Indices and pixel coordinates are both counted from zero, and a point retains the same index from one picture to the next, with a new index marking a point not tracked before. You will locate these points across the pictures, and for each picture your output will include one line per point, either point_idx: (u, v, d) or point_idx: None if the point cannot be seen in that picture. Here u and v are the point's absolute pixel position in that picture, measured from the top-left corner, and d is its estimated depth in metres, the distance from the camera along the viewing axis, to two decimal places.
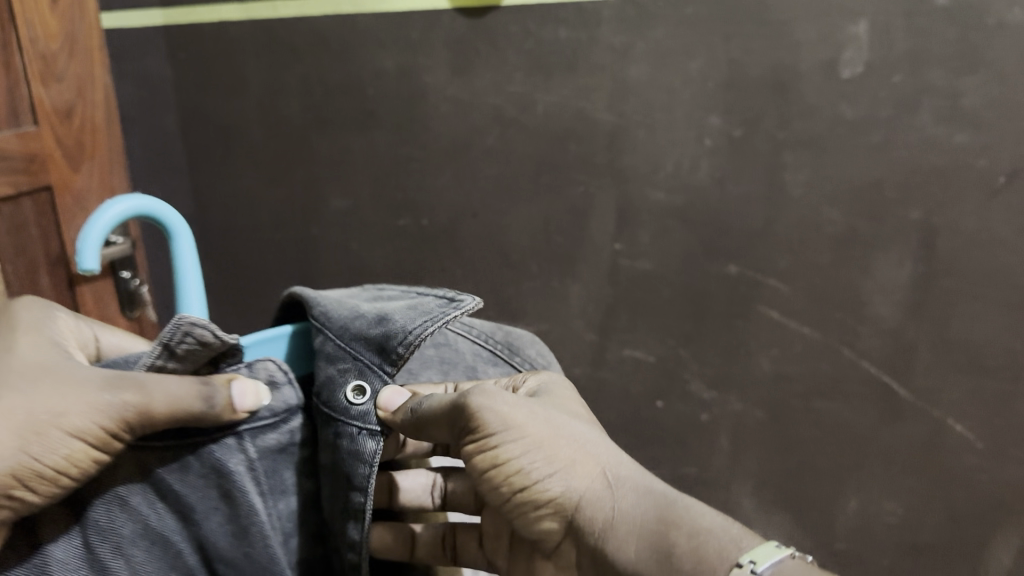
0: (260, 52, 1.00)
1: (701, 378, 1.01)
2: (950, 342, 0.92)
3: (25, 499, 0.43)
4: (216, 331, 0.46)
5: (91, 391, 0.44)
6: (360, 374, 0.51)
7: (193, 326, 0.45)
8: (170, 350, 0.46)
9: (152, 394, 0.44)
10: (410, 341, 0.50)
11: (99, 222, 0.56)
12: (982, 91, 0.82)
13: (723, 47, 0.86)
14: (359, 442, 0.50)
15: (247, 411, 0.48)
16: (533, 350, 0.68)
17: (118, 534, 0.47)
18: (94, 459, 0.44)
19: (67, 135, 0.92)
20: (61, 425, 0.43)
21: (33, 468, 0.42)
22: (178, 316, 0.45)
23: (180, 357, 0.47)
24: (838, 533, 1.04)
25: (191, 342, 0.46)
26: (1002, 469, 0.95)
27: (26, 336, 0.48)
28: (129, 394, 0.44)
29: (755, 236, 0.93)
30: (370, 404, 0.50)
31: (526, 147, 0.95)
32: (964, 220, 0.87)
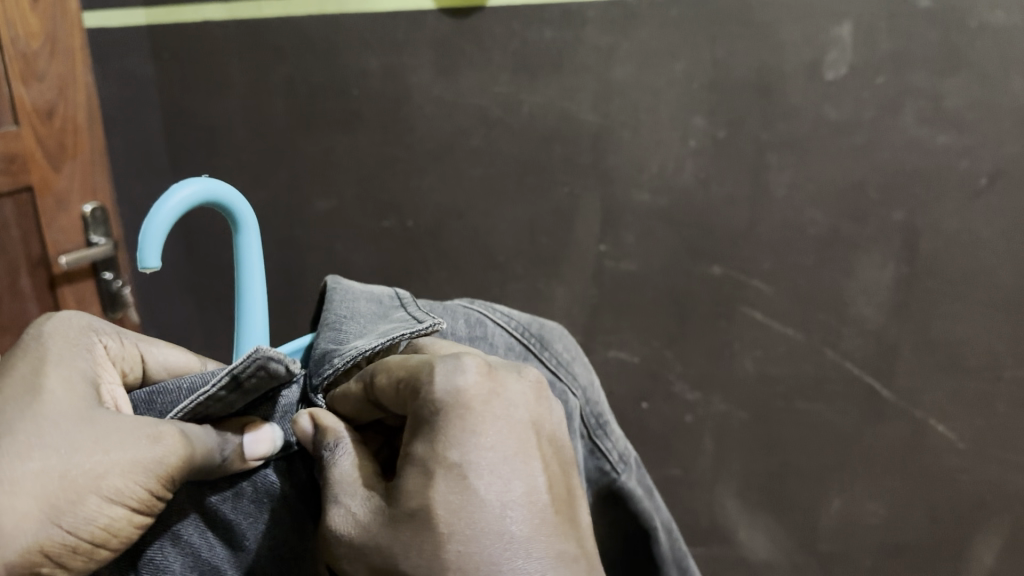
0: (243, 52, 1.00)
1: (686, 378, 1.02)
2: (932, 343, 0.92)
3: (53, 575, 0.35)
4: (281, 363, 0.40)
5: (132, 446, 0.37)
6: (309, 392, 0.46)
7: (269, 360, 0.39)
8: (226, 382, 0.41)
9: (194, 446, 0.39)
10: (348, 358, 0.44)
11: (159, 216, 0.46)
12: (964, 92, 0.81)
13: (708, 48, 0.86)
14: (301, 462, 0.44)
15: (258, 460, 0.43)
16: (561, 344, 0.60)
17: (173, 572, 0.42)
18: (134, 524, 0.37)
19: (48, 136, 0.91)
20: (104, 489, 0.35)
21: (67, 542, 0.35)
22: (254, 350, 0.39)
23: (245, 389, 0.41)
24: (821, 533, 1.04)
25: (261, 375, 0.40)
26: (984, 469, 0.95)
27: (49, 372, 0.38)
28: (174, 444, 0.38)
29: (738, 236, 0.93)
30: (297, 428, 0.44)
31: (511, 147, 0.95)
32: (946, 220, 0.86)
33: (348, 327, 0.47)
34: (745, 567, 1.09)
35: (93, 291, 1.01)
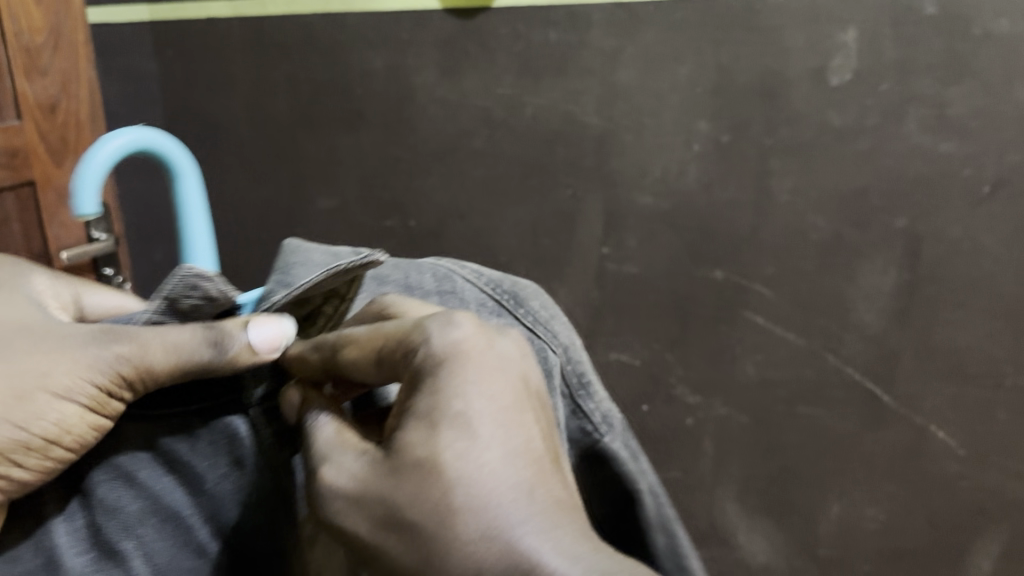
0: (246, 50, 1.00)
1: (686, 382, 1.02)
2: (933, 350, 0.92)
3: (11, 478, 0.36)
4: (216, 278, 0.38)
5: (76, 349, 0.38)
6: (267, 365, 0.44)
7: (198, 278, 0.38)
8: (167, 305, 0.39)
9: (149, 346, 0.37)
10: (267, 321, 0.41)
11: None
12: (967, 100, 0.81)
13: (712, 53, 0.86)
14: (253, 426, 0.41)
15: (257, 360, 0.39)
16: (537, 302, 0.52)
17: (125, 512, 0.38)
18: (95, 426, 0.37)
19: (50, 130, 0.91)
20: (47, 386, 0.37)
21: (18, 438, 0.36)
22: (180, 265, 0.38)
23: (184, 315, 0.40)
24: (820, 538, 1.04)
25: (196, 296, 0.39)
26: (985, 475, 0.95)
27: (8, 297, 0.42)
28: (124, 347, 0.37)
29: (741, 241, 0.93)
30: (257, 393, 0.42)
31: (514, 148, 0.95)
32: (947, 228, 0.87)
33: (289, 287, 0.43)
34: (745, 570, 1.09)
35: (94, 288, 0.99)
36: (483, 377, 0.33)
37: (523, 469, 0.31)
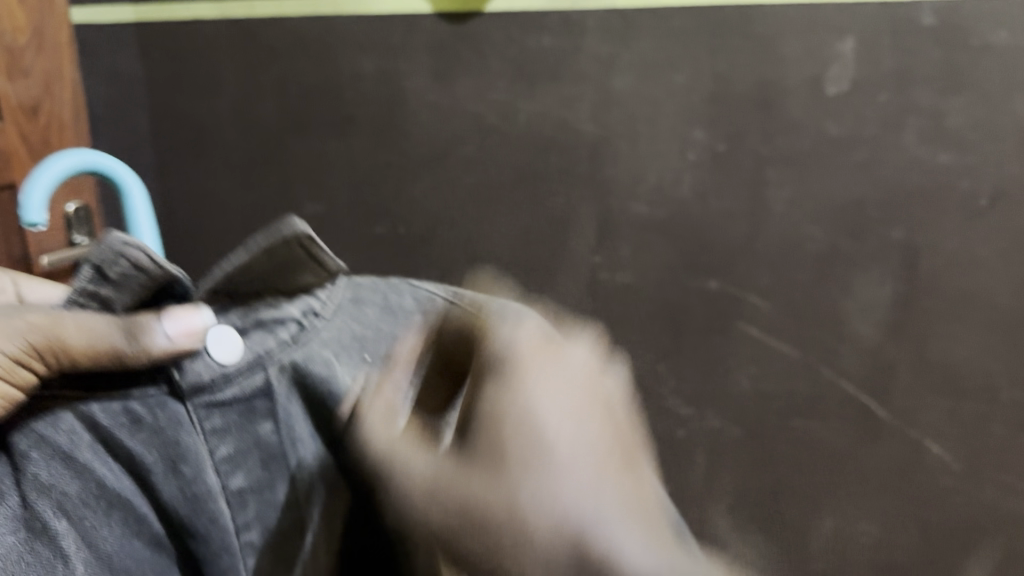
0: (237, 51, 0.97)
1: (679, 394, 0.99)
2: (930, 363, 0.91)
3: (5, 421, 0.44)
4: (164, 266, 0.45)
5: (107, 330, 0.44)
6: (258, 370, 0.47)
7: (127, 247, 0.43)
8: (105, 276, 0.45)
9: (80, 331, 0.44)
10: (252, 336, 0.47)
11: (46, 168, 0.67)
12: (967, 112, 0.82)
13: (708, 61, 0.85)
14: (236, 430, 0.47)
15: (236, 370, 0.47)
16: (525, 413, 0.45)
17: (62, 493, 0.43)
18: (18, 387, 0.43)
19: (33, 132, 0.89)
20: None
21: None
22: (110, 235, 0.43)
23: (119, 285, 0.46)
24: (811, 555, 1.01)
25: (125, 266, 0.44)
26: (979, 491, 0.94)
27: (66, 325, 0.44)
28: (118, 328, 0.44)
29: (736, 251, 0.91)
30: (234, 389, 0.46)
31: (507, 156, 0.93)
32: (946, 241, 0.86)
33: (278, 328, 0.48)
34: None
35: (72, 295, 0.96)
36: (540, 405, 0.38)
37: (586, 454, 0.36)
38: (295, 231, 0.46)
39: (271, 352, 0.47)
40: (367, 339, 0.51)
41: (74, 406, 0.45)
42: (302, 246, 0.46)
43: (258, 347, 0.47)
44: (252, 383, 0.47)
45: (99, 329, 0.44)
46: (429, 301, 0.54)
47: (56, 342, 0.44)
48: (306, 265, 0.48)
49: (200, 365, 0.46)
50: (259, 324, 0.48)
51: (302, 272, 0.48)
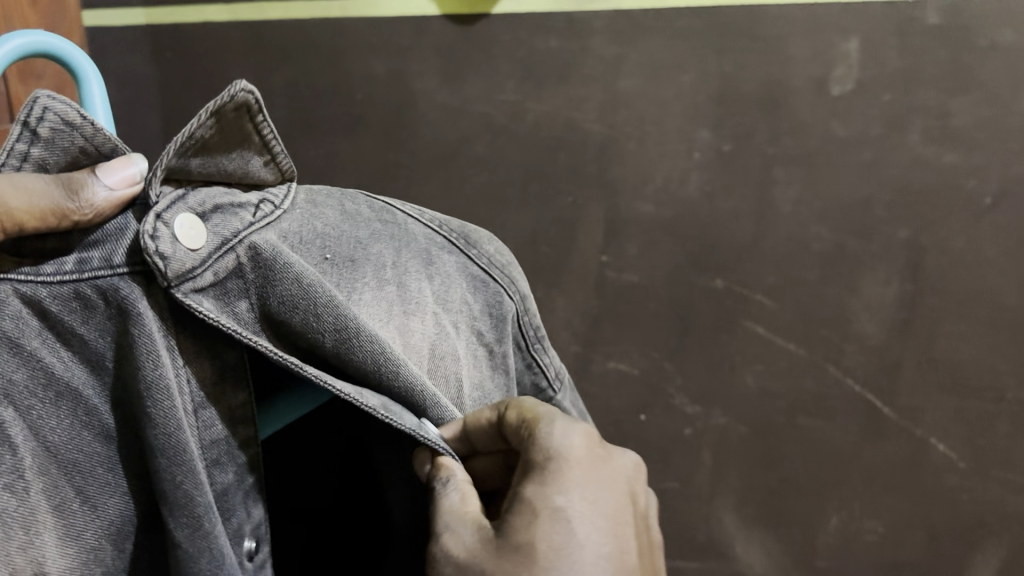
0: (247, 52, 0.98)
1: (685, 392, 0.98)
2: (935, 361, 0.92)
3: None
4: (112, 137, 0.36)
5: (33, 182, 0.33)
6: (235, 264, 0.37)
7: (49, 98, 0.34)
8: (31, 133, 0.34)
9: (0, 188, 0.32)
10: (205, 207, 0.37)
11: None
12: (971, 112, 0.83)
13: (715, 61, 0.86)
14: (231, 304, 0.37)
15: (194, 243, 0.35)
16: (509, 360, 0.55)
17: (8, 381, 0.33)
18: None
19: None
20: None
21: None
22: (34, 90, 0.34)
23: (48, 142, 0.35)
24: (818, 551, 1.01)
25: (53, 121, 0.34)
26: (985, 489, 0.95)
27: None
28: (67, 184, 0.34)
29: (743, 250, 0.92)
30: (176, 246, 0.34)
31: (515, 156, 0.94)
32: (951, 239, 0.87)
33: (221, 213, 0.37)
34: None
35: None
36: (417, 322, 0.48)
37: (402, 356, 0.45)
38: (246, 92, 0.38)
39: (235, 233, 0.37)
40: (329, 238, 0.44)
41: (13, 274, 0.33)
42: (251, 117, 0.40)
43: (218, 227, 0.37)
44: (222, 267, 0.36)
45: (35, 185, 0.33)
46: (382, 211, 0.52)
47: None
48: (248, 141, 0.41)
49: (168, 246, 0.34)
50: (218, 208, 0.37)
51: (247, 148, 0.41)
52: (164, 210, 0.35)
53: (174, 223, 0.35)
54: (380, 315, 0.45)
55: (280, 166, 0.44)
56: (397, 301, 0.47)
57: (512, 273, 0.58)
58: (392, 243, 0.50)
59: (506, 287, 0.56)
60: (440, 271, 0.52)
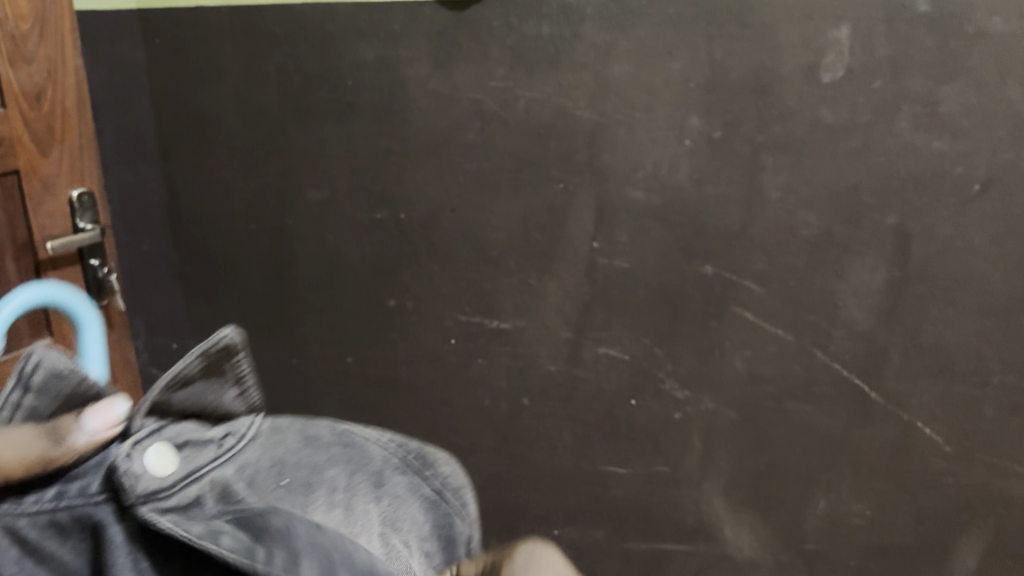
0: (238, 39, 0.97)
1: (675, 377, 0.99)
2: (921, 346, 0.93)
3: None
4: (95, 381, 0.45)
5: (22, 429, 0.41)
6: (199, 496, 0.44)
7: (40, 356, 0.42)
8: (26, 384, 0.42)
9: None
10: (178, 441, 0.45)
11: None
12: (960, 99, 0.83)
13: (706, 48, 0.86)
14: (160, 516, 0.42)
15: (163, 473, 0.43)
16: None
17: None
18: None
19: (36, 119, 0.91)
20: None
21: None
22: (29, 348, 0.42)
23: (39, 390, 0.43)
24: (806, 533, 1.03)
25: (43, 371, 0.43)
26: (971, 472, 0.96)
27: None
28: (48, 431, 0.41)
29: (732, 237, 0.92)
30: (137, 467, 0.42)
31: (506, 142, 0.94)
32: (939, 226, 0.88)
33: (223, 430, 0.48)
34: (730, 565, 1.06)
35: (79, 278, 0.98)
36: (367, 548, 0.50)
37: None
38: (229, 339, 0.46)
39: (202, 467, 0.45)
40: (286, 464, 0.49)
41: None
42: (230, 357, 0.47)
43: (189, 462, 0.45)
44: (187, 494, 0.44)
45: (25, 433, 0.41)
46: (345, 433, 0.54)
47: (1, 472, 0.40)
48: (224, 375, 0.47)
49: (138, 466, 0.42)
50: (191, 442, 0.46)
51: (227, 403, 0.48)
52: (134, 446, 0.43)
53: (149, 452, 0.43)
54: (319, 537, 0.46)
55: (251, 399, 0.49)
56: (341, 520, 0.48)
57: (462, 495, 0.57)
58: (348, 466, 0.51)
59: (444, 492, 0.56)
60: (390, 491, 0.52)
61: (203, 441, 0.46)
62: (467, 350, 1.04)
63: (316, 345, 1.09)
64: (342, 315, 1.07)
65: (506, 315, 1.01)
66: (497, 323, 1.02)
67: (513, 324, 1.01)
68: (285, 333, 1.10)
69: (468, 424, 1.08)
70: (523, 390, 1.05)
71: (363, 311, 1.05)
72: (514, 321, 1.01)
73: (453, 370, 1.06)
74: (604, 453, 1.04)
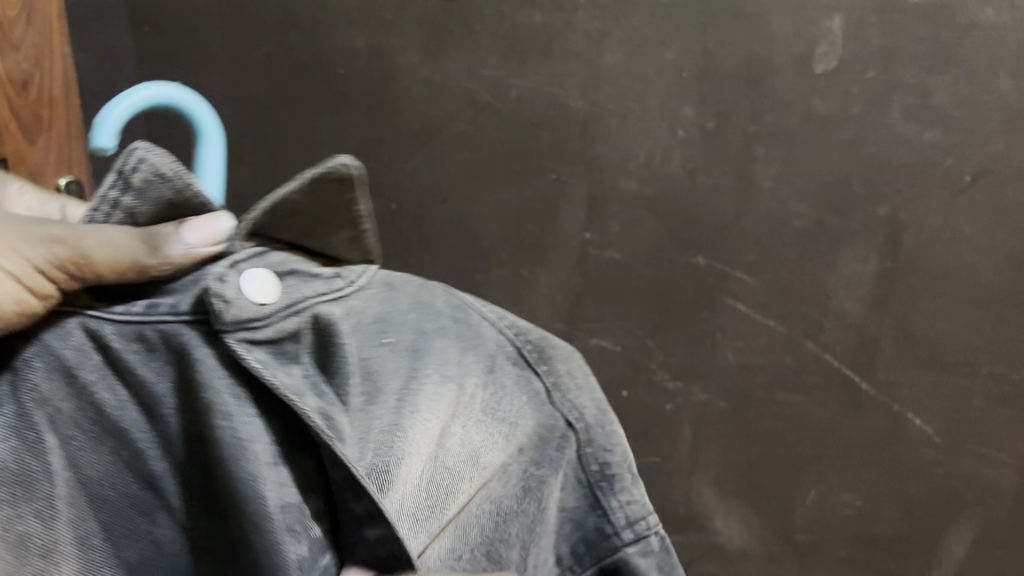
0: (227, 27, 0.97)
1: (666, 367, 0.99)
2: (912, 337, 0.93)
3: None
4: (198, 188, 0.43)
5: (117, 230, 0.42)
6: (296, 333, 0.45)
7: (144, 157, 0.42)
8: (126, 180, 0.43)
9: (89, 239, 0.41)
10: (278, 267, 0.45)
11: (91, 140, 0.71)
12: (951, 90, 0.84)
13: (699, 38, 0.86)
14: (244, 352, 0.42)
15: (262, 297, 0.43)
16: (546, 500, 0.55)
17: (55, 408, 0.41)
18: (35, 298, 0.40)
19: (23, 107, 0.89)
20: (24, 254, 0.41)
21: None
22: (133, 144, 0.42)
23: (139, 190, 0.43)
24: (796, 524, 1.03)
25: (146, 172, 0.42)
26: (959, 462, 0.97)
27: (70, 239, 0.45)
28: (137, 237, 0.42)
29: (724, 228, 0.92)
30: (229, 291, 0.42)
31: (498, 132, 0.94)
32: (929, 217, 0.88)
33: (324, 272, 0.48)
34: (720, 556, 1.06)
35: None
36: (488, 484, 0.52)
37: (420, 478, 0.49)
38: (346, 168, 0.46)
39: (304, 298, 0.45)
40: (390, 321, 0.51)
41: (88, 313, 0.43)
42: (346, 192, 0.47)
43: (291, 293, 0.45)
44: (287, 325, 0.44)
45: (118, 236, 0.41)
46: (462, 307, 0.56)
47: (81, 259, 0.41)
48: (344, 223, 0.49)
49: (231, 291, 0.42)
50: (293, 272, 0.46)
51: (336, 235, 0.49)
52: (227, 272, 0.43)
53: (245, 274, 0.43)
54: (432, 410, 0.50)
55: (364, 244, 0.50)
56: (454, 399, 0.51)
57: (564, 386, 0.57)
58: (461, 340, 0.54)
59: (560, 391, 0.56)
60: (500, 379, 0.54)
61: (317, 277, 0.47)
62: None
63: None
64: None
65: (497, 306, 1.01)
66: None
67: (504, 314, 1.01)
68: None
69: None
70: None
71: None
72: (505, 312, 1.01)
73: None
74: None
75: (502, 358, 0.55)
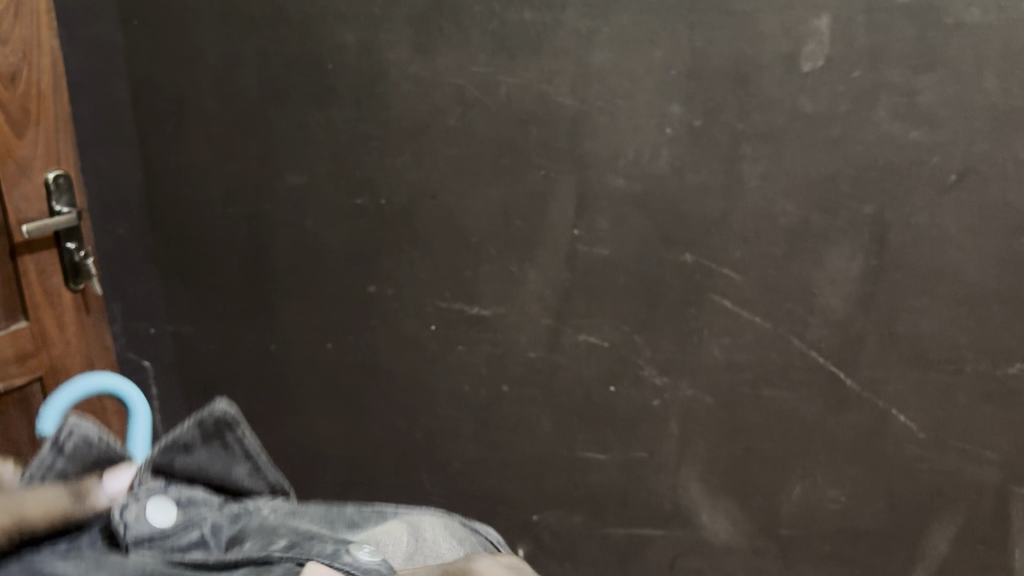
0: (216, 22, 0.96)
1: (653, 363, 1.00)
2: (897, 335, 0.94)
3: None
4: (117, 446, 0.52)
5: (54, 494, 0.47)
6: (196, 526, 0.51)
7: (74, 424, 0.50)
8: (57, 448, 0.49)
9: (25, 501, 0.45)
10: (178, 491, 0.53)
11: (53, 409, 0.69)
12: (937, 89, 0.84)
13: (687, 36, 0.86)
14: (152, 538, 0.49)
15: (161, 516, 0.50)
16: None
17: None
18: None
19: (12, 100, 0.89)
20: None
21: None
22: (66, 419, 0.50)
23: (69, 454, 0.50)
24: (781, 518, 1.04)
25: (76, 438, 0.50)
26: (943, 458, 0.98)
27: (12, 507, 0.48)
28: (62, 496, 0.48)
29: (711, 225, 0.93)
30: (131, 503, 0.50)
31: (487, 129, 0.94)
32: (915, 215, 0.89)
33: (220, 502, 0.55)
34: (706, 550, 1.07)
35: (56, 262, 0.97)
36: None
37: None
38: (221, 410, 0.54)
39: (216, 500, 0.55)
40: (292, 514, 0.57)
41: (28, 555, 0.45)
42: (227, 429, 0.55)
43: (187, 513, 0.52)
44: (187, 535, 0.50)
45: (49, 495, 0.47)
46: (353, 512, 0.61)
47: (22, 524, 0.45)
48: (233, 453, 0.56)
49: (134, 509, 0.49)
50: (189, 497, 0.53)
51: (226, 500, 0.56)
52: (131, 502, 0.50)
53: (144, 500, 0.50)
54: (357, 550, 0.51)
55: (267, 480, 0.58)
56: (371, 537, 0.57)
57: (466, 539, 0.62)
58: (359, 522, 0.59)
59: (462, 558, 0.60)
60: (401, 533, 0.59)
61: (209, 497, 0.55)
62: (446, 336, 1.04)
63: (295, 332, 1.08)
64: (320, 302, 1.06)
65: (486, 302, 1.01)
66: (477, 310, 1.02)
67: (493, 310, 1.01)
68: (262, 321, 1.08)
69: (446, 413, 1.07)
70: (503, 376, 1.04)
71: (342, 297, 1.05)
72: (494, 308, 1.01)
73: (433, 357, 1.05)
74: (583, 439, 1.05)
75: (397, 526, 0.59)
